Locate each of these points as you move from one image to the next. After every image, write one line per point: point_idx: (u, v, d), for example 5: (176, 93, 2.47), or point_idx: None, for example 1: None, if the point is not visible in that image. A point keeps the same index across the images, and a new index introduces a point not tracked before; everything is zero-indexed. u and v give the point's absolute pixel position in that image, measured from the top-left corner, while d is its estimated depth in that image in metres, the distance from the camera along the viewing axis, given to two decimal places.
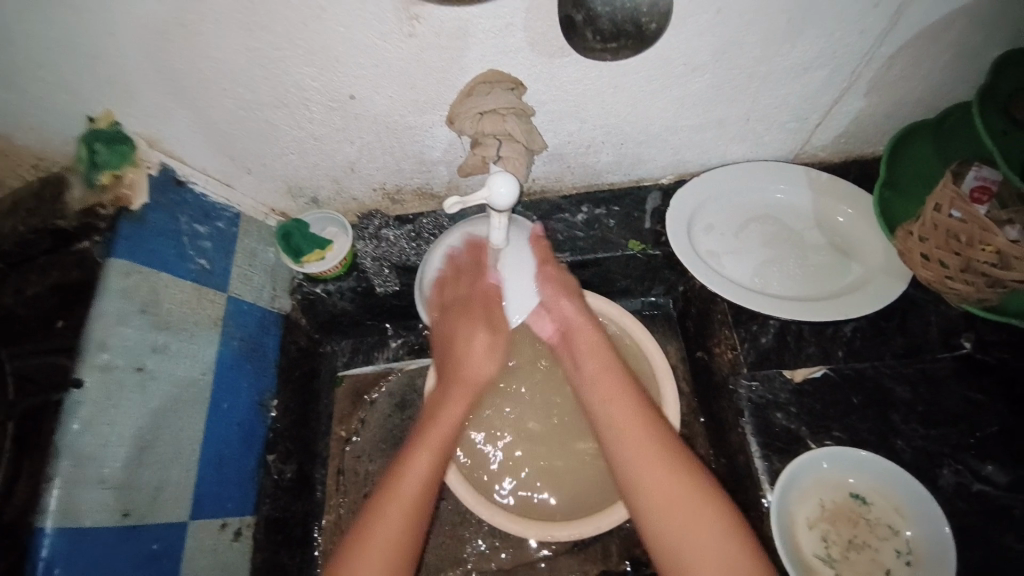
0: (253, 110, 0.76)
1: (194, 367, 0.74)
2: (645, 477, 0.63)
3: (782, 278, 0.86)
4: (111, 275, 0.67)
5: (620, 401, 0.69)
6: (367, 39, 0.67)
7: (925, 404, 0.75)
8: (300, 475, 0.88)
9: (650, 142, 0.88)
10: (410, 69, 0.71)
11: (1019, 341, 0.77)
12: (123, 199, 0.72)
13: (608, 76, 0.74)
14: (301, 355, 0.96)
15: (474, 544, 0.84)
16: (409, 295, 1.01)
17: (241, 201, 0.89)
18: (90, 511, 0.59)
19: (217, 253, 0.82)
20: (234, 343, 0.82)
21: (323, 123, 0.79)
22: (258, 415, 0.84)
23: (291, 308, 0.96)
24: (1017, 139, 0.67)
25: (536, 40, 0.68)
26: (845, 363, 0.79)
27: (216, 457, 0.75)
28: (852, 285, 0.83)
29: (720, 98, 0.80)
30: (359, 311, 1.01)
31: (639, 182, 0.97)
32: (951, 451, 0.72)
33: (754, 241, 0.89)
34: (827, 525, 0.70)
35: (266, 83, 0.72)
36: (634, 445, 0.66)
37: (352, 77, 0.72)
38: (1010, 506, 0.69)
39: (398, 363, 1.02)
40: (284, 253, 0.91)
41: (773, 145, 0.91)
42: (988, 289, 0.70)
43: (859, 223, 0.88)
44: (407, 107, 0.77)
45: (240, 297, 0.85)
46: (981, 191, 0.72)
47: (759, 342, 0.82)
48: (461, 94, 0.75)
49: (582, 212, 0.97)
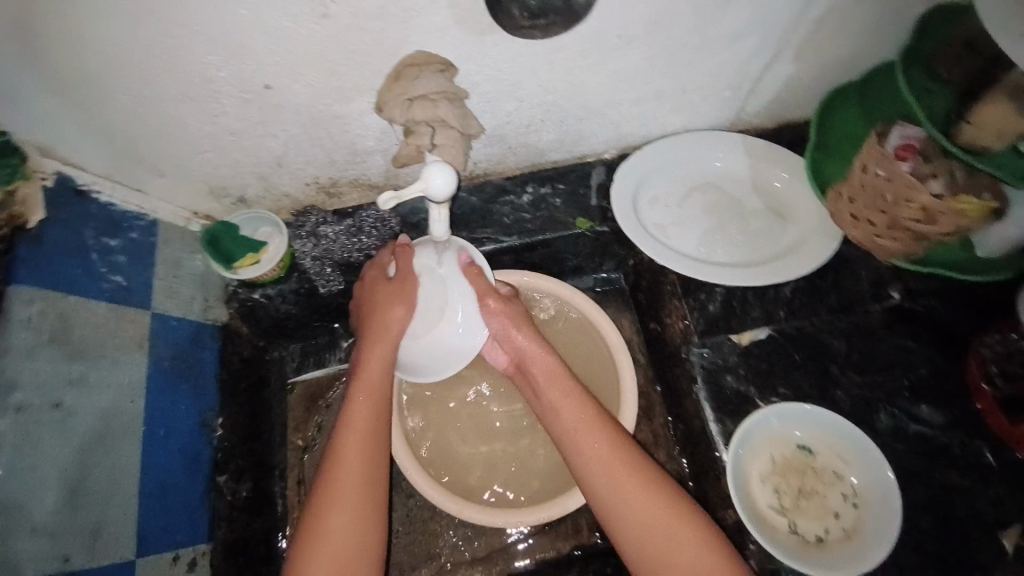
0: (156, 107, 0.69)
1: (121, 395, 0.68)
2: (625, 502, 0.63)
3: (724, 246, 0.88)
4: (11, 305, 0.59)
5: (587, 423, 0.68)
6: (278, 22, 0.61)
7: (860, 354, 0.80)
8: (256, 491, 0.84)
9: (590, 117, 0.87)
10: (330, 53, 0.66)
11: (943, 288, 0.82)
12: (17, 217, 0.64)
13: (542, 51, 0.71)
14: (246, 365, 0.91)
15: (447, 537, 0.83)
16: None
17: (158, 207, 0.82)
18: (28, 561, 0.56)
19: (135, 267, 0.75)
20: (165, 363, 0.76)
21: (240, 117, 0.73)
22: (201, 436, 0.79)
23: (229, 317, 0.90)
24: (939, 98, 0.70)
25: (462, 16, 0.64)
26: (786, 323, 0.83)
27: (159, 487, 0.70)
28: (788, 247, 0.87)
29: (656, 68, 0.79)
30: (304, 313, 0.96)
31: (582, 158, 0.96)
32: (886, 396, 0.77)
33: (697, 211, 0.91)
34: (778, 478, 0.74)
35: (168, 76, 0.65)
36: (609, 469, 0.65)
37: (266, 65, 0.66)
38: (942, 443, 0.74)
39: (352, 363, 0.99)
40: (214, 259, 0.85)
41: (710, 113, 0.91)
42: (914, 243, 0.74)
43: (793, 186, 0.90)
44: (331, 95, 0.72)
45: (166, 312, 0.78)
46: (905, 150, 0.71)
47: (707, 309, 0.84)
48: (388, 78, 0.70)
49: (527, 192, 0.95)
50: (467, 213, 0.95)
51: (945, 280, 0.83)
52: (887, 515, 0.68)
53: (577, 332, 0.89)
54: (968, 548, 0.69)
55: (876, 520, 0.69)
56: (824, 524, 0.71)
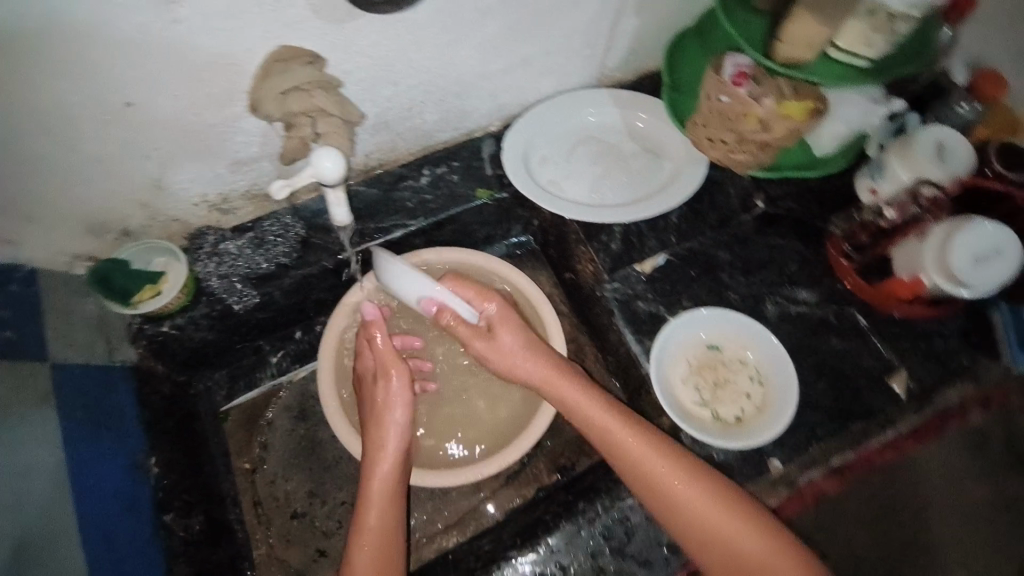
0: (2, 145, 0.64)
1: (37, 451, 0.64)
2: (684, 512, 0.66)
3: (613, 189, 0.97)
4: None
5: (632, 444, 0.69)
6: (126, 34, 0.60)
7: (741, 258, 0.91)
8: (209, 523, 0.80)
9: (468, 92, 0.91)
10: (191, 61, 0.65)
11: (801, 189, 0.94)
12: None
13: (405, 30, 0.74)
14: (171, 402, 0.87)
15: (416, 516, 0.86)
16: (274, 304, 0.94)
17: (32, 254, 0.76)
18: None
19: (20, 319, 0.70)
20: (77, 414, 0.71)
21: (106, 142, 0.69)
22: (138, 476, 0.75)
23: (139, 357, 0.85)
24: (756, 23, 0.82)
25: (319, 6, 0.66)
26: (678, 245, 0.92)
27: (104, 534, 0.67)
28: (667, 180, 0.96)
29: (517, 36, 0.85)
30: (223, 336, 0.93)
31: (470, 134, 1.01)
32: (769, 288, 0.89)
33: (584, 163, 0.99)
34: (695, 376, 0.83)
35: (15, 108, 0.62)
36: (663, 484, 0.67)
37: (123, 81, 0.64)
38: (822, 316, 0.86)
39: (286, 376, 0.98)
40: (109, 299, 0.80)
41: (577, 73, 0.99)
42: (760, 153, 0.85)
43: (660, 126, 1.00)
44: (202, 105, 0.71)
45: (66, 362, 0.73)
46: (740, 76, 0.79)
47: (610, 248, 0.93)
48: (256, 78, 0.70)
49: (425, 175, 0.98)
50: (371, 205, 0.97)
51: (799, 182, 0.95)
52: (787, 385, 0.80)
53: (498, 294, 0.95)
54: (856, 398, 0.80)
55: (779, 391, 0.80)
56: (741, 405, 0.80)
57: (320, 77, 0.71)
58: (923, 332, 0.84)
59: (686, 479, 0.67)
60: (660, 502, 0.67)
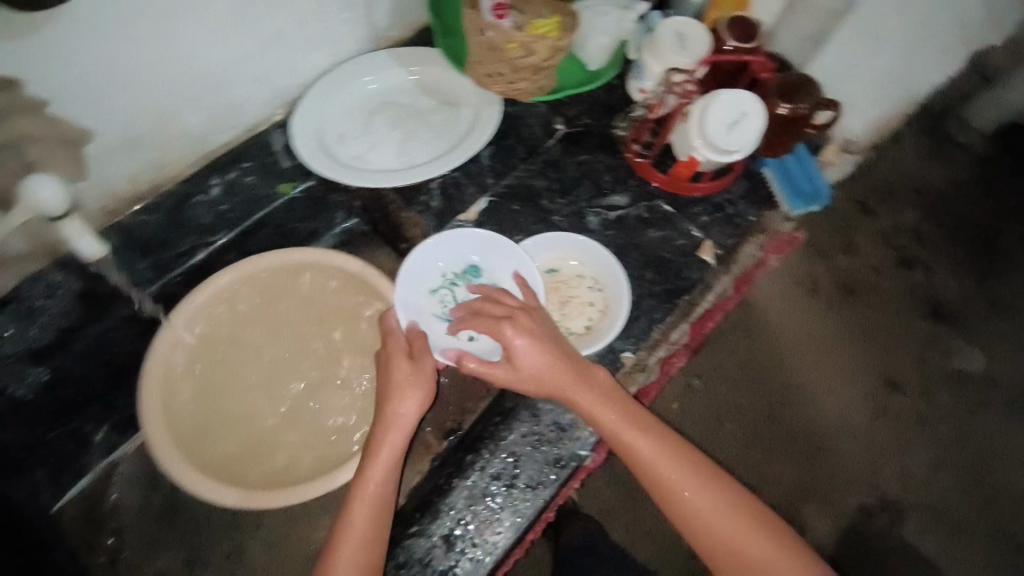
0: None
1: None
2: (658, 477, 0.68)
3: (420, 147, 0.94)
4: None
5: (613, 420, 0.71)
6: None
7: (557, 182, 0.95)
8: None
9: (229, 83, 0.81)
10: None
11: (591, 104, 0.99)
12: None
13: (109, 27, 0.64)
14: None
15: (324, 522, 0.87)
16: (76, 373, 0.84)
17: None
18: None
19: None
20: None
21: None
22: None
23: None
24: None
25: None
26: (497, 185, 0.94)
27: None
28: (470, 124, 0.95)
29: (256, 10, 0.75)
30: (22, 431, 0.80)
31: (255, 128, 0.91)
32: (588, 202, 0.94)
33: (384, 129, 0.94)
34: (539, 303, 0.87)
35: None
36: (642, 453, 0.70)
37: None
38: (636, 214, 0.93)
39: (118, 449, 0.85)
40: None
41: (349, 40, 0.92)
42: (535, 79, 0.84)
43: (447, 75, 0.97)
44: None
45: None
46: (499, 7, 0.76)
47: (432, 206, 0.92)
48: None
49: (215, 183, 0.88)
50: (159, 231, 0.86)
51: (591, 98, 1.00)
52: (618, 281, 0.85)
53: (332, 291, 0.89)
54: (678, 278, 0.89)
55: (615, 289, 0.86)
56: (587, 314, 0.86)
57: (15, 101, 0.63)
58: (717, 204, 0.94)
59: (660, 446, 0.70)
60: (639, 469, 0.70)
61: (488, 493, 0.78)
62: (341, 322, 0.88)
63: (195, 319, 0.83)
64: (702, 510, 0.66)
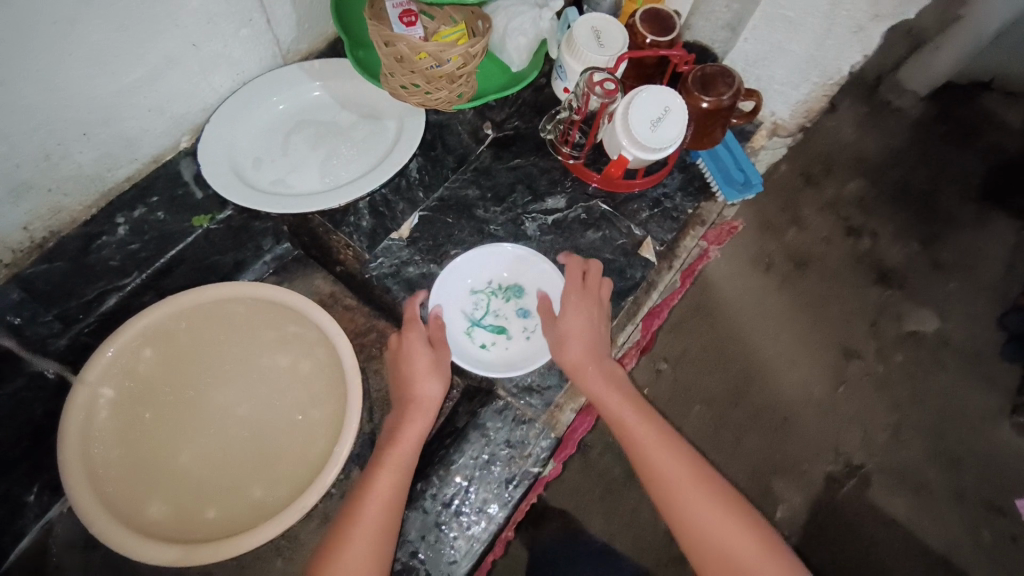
0: None
1: None
2: (646, 457, 0.70)
3: (344, 166, 0.89)
4: None
5: (612, 397, 0.73)
6: None
7: (491, 190, 0.92)
8: None
9: (119, 115, 0.75)
10: None
11: (519, 106, 0.96)
12: None
13: None
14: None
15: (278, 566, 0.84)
16: None
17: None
18: None
19: None
20: None
21: None
22: None
23: None
24: None
25: None
26: (428, 199, 0.91)
27: None
28: (395, 137, 0.90)
29: (138, 36, 0.69)
30: None
31: (159, 159, 0.85)
32: (524, 208, 0.91)
33: (303, 150, 0.89)
34: (495, 320, 0.84)
35: None
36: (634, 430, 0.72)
37: None
38: (576, 216, 0.91)
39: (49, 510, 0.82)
40: None
41: (252, 58, 0.87)
42: (453, 87, 0.80)
43: (365, 88, 0.92)
44: None
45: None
46: (407, 14, 0.76)
47: (362, 226, 0.88)
48: None
49: (121, 223, 0.82)
50: (63, 282, 0.78)
51: (518, 98, 0.97)
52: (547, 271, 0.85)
53: (254, 323, 0.84)
54: (620, 279, 0.88)
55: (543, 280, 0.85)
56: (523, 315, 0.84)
57: None
58: (654, 198, 0.93)
59: (652, 431, 0.71)
60: (630, 448, 0.71)
61: (442, 521, 0.75)
62: (272, 357, 0.83)
63: (109, 373, 0.77)
64: (692, 499, 0.67)
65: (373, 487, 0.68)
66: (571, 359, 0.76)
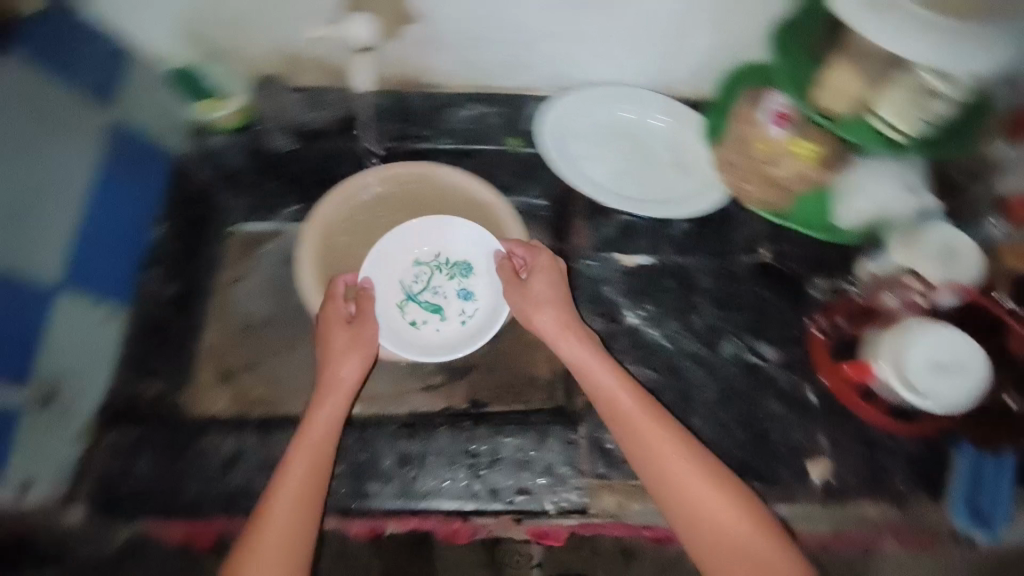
0: None
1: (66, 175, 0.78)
2: (667, 478, 0.68)
3: (634, 185, 0.97)
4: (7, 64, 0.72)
5: (661, 432, 0.70)
6: None
7: (721, 292, 0.90)
8: (181, 297, 0.93)
9: (531, 45, 0.96)
10: None
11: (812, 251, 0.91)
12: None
13: None
14: (183, 201, 0.96)
15: None
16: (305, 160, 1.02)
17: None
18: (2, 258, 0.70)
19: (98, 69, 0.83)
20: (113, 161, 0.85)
21: None
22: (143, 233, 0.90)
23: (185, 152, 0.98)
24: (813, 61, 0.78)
25: None
26: (670, 256, 0.93)
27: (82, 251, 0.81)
28: (693, 193, 0.94)
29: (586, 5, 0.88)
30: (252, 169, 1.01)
31: (527, 89, 1.04)
32: (734, 329, 0.87)
33: (616, 153, 1.00)
34: (432, 297, 0.85)
35: None
36: (664, 451, 0.69)
37: None
38: (776, 376, 0.83)
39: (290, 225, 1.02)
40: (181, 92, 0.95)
41: (639, 70, 1.00)
42: (771, 190, 0.87)
43: (696, 147, 0.99)
44: None
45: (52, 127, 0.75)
46: (781, 118, 0.80)
47: (604, 232, 0.94)
48: None
49: (471, 107, 1.03)
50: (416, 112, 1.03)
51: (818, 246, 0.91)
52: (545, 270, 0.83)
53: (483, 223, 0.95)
54: (767, 462, 0.77)
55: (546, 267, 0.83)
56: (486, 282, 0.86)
57: None
58: (872, 438, 0.79)
59: (691, 459, 0.69)
60: (656, 476, 0.69)
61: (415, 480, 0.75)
62: None
63: (386, 180, 0.94)
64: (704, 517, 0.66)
65: (285, 486, 0.67)
66: (579, 360, 0.75)
